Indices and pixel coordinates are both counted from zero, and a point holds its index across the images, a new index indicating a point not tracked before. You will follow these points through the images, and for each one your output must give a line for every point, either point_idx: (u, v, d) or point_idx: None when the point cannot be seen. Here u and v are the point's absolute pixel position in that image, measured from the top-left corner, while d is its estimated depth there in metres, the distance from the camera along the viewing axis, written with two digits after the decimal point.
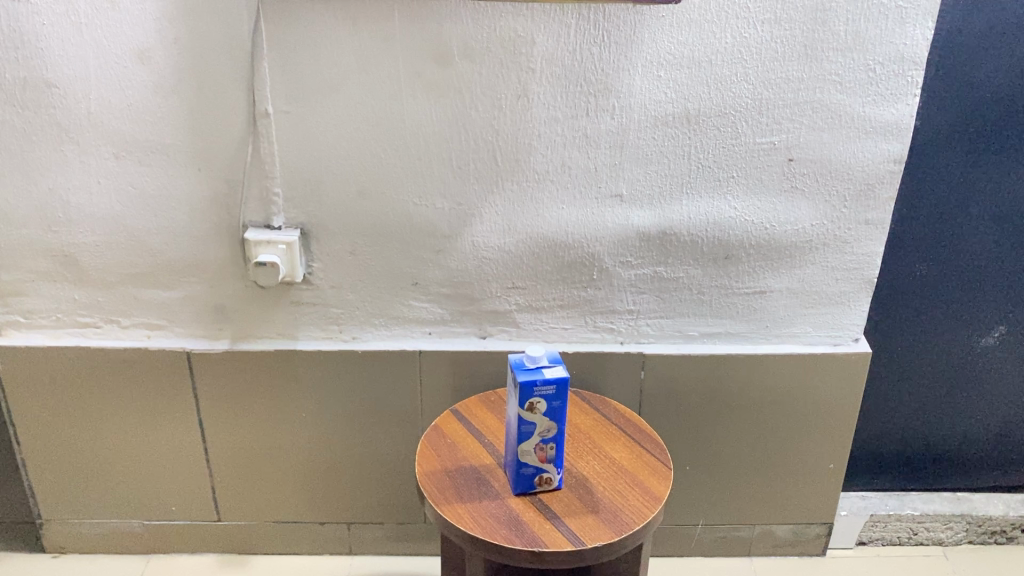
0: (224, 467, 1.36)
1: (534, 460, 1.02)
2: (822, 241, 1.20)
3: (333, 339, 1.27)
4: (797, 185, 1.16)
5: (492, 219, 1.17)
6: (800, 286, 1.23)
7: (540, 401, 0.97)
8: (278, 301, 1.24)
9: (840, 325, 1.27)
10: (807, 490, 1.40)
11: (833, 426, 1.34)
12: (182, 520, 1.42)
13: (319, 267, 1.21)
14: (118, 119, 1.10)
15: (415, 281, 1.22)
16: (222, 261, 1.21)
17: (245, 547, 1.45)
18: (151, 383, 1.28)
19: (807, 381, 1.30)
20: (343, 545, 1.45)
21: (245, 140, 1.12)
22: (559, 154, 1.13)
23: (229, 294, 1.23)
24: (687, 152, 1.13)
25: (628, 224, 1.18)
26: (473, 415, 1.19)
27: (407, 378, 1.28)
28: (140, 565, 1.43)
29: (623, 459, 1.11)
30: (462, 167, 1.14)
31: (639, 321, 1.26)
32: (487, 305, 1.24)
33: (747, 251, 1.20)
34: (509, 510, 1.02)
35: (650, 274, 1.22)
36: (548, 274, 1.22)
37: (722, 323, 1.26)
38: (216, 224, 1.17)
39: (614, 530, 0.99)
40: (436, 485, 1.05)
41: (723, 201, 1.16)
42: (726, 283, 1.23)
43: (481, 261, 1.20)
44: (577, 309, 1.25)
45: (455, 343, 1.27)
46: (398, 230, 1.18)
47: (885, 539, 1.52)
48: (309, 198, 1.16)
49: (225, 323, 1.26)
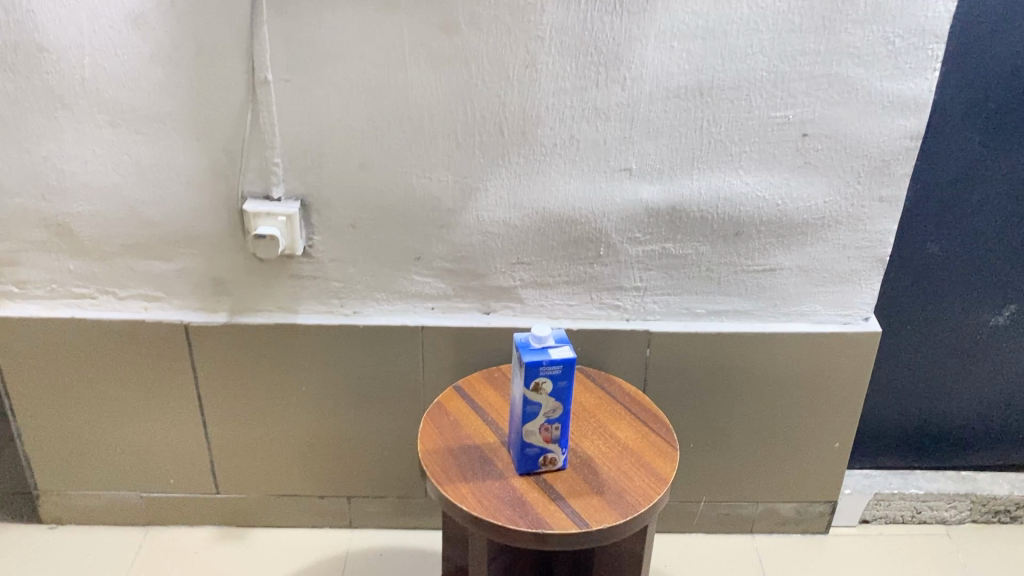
0: (223, 440, 1.34)
1: (539, 440, 1.00)
2: (835, 218, 1.17)
3: (334, 313, 1.25)
4: (810, 161, 1.13)
5: (497, 193, 1.14)
6: (811, 264, 1.21)
7: (546, 380, 0.96)
8: (277, 275, 1.21)
9: (850, 303, 1.25)
10: (812, 468, 1.39)
11: (840, 405, 1.32)
12: (180, 493, 1.40)
13: (319, 239, 1.18)
14: (113, 86, 1.07)
15: (418, 256, 1.19)
16: (221, 234, 1.18)
17: (244, 520, 1.44)
18: (148, 355, 1.26)
19: (814, 360, 1.28)
20: (343, 519, 1.44)
21: (245, 108, 1.08)
22: (568, 127, 1.10)
23: (227, 266, 1.21)
24: (699, 125, 1.10)
25: (637, 200, 1.15)
26: (475, 391, 1.16)
27: (409, 353, 1.26)
28: (138, 538, 1.42)
29: (629, 439, 1.09)
30: (467, 139, 1.10)
31: (646, 298, 1.24)
32: (490, 281, 1.22)
33: (758, 227, 1.17)
34: (513, 490, 1.00)
35: (659, 251, 1.19)
36: (554, 250, 1.19)
37: (731, 300, 1.24)
38: (214, 195, 1.15)
39: (620, 513, 0.97)
40: (438, 463, 1.04)
41: (735, 176, 1.14)
42: (735, 261, 1.20)
43: (486, 236, 1.17)
44: (583, 285, 1.22)
45: (458, 318, 1.25)
46: (401, 203, 1.15)
47: (889, 517, 1.50)
48: (309, 170, 1.13)
49: (223, 295, 1.23)
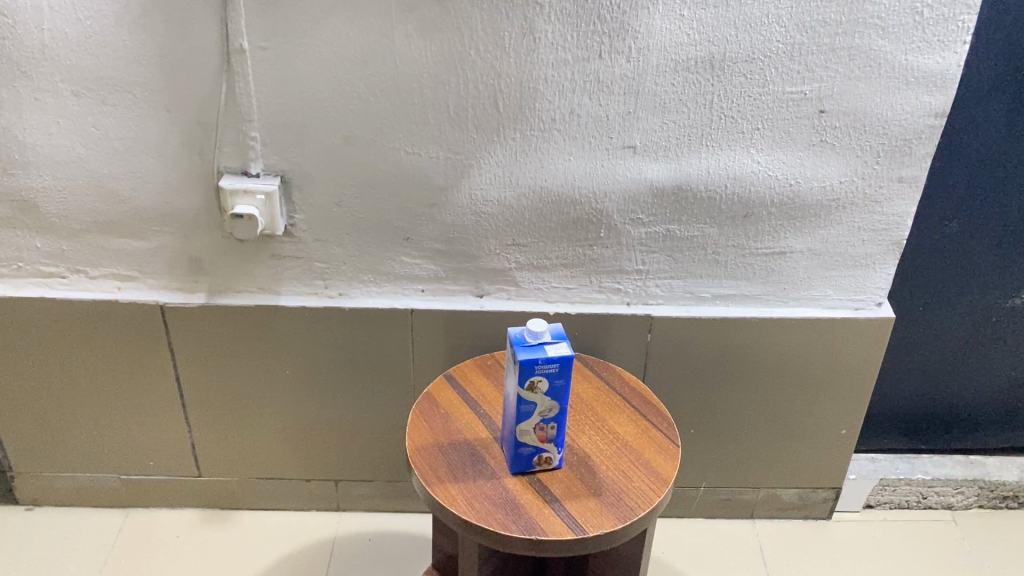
0: (203, 422, 1.29)
1: (534, 440, 0.95)
2: (850, 200, 1.10)
3: (318, 295, 1.18)
4: (827, 139, 1.05)
5: (493, 170, 1.07)
6: (823, 248, 1.14)
7: (542, 379, 0.90)
8: (257, 255, 1.14)
9: (863, 288, 1.18)
10: (817, 455, 1.34)
11: (848, 392, 1.26)
12: (160, 476, 1.35)
13: (302, 218, 1.11)
14: (75, 53, 0.98)
15: (407, 236, 1.12)
16: (197, 211, 1.10)
17: (228, 503, 1.39)
18: (123, 337, 1.20)
19: (823, 345, 1.22)
20: (331, 502, 1.39)
21: (220, 77, 1.00)
22: (568, 100, 1.02)
23: (204, 245, 1.13)
24: (709, 100, 1.02)
25: (641, 179, 1.08)
26: (467, 381, 1.10)
27: (398, 337, 1.19)
28: (119, 520, 1.37)
29: (628, 434, 1.03)
30: (459, 114, 1.03)
31: (648, 282, 1.17)
32: (484, 263, 1.15)
33: (769, 209, 1.10)
34: (505, 491, 0.95)
35: (663, 233, 1.12)
36: (551, 231, 1.12)
37: (738, 285, 1.17)
38: (189, 171, 1.07)
39: (618, 517, 0.92)
40: (428, 461, 0.98)
41: (746, 154, 1.06)
42: (743, 243, 1.13)
43: (479, 216, 1.10)
44: (582, 268, 1.15)
45: (450, 301, 1.18)
46: (389, 180, 1.07)
47: (893, 502, 1.46)
48: (290, 144, 1.05)
49: (200, 275, 1.16)
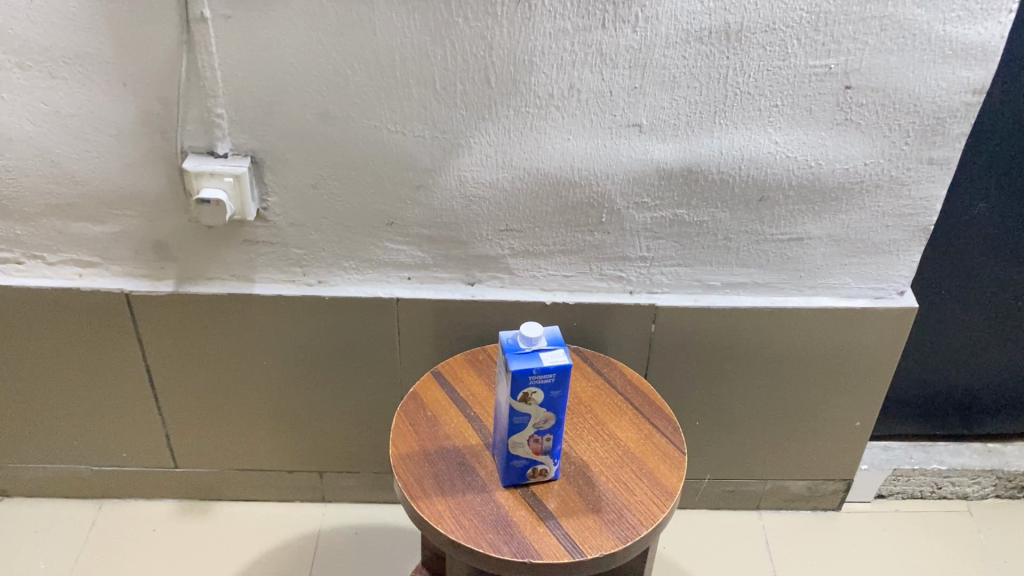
0: (177, 413, 1.21)
1: (528, 452, 0.87)
2: (875, 182, 1.00)
3: (296, 282, 1.09)
4: (852, 117, 0.95)
5: (484, 150, 0.97)
6: (844, 233, 1.05)
7: (536, 390, 0.82)
8: (228, 241, 1.05)
9: (885, 276, 1.09)
10: (828, 447, 1.26)
11: (864, 384, 1.18)
12: (135, 467, 1.28)
13: (276, 201, 1.01)
14: (16, 20, 0.87)
15: (391, 221, 1.03)
16: (161, 194, 1.01)
17: (207, 494, 1.32)
18: (87, 327, 1.11)
19: (838, 337, 1.13)
20: (316, 493, 1.32)
21: (179, 48, 0.90)
22: (567, 74, 0.92)
23: (171, 230, 1.04)
24: (723, 74, 0.92)
25: (647, 160, 0.98)
26: (457, 378, 1.02)
27: (383, 326, 1.11)
28: (92, 512, 1.31)
29: (630, 440, 0.95)
30: (447, 89, 0.93)
31: (653, 269, 1.08)
32: (475, 249, 1.06)
33: (786, 192, 1.01)
34: (496, 507, 0.87)
35: (669, 218, 1.03)
36: (548, 216, 1.03)
37: (750, 273, 1.08)
38: (150, 151, 0.97)
39: (618, 537, 0.85)
40: (413, 471, 0.91)
41: (763, 133, 0.96)
42: (757, 229, 1.04)
43: (469, 200, 1.01)
44: (582, 255, 1.06)
45: (439, 290, 1.09)
46: (371, 161, 0.98)
47: (906, 493, 1.39)
48: (260, 122, 0.95)
49: (168, 261, 1.07)
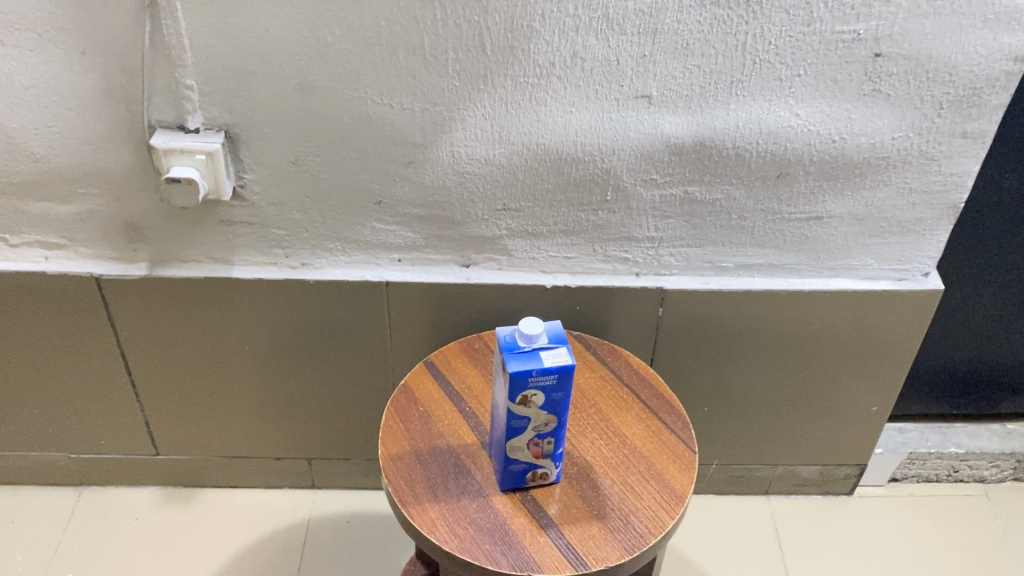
0: (156, 400, 1.15)
1: (527, 456, 0.81)
2: (903, 157, 0.93)
3: (278, 265, 1.02)
4: (881, 87, 0.87)
5: (479, 124, 0.89)
6: (868, 212, 0.97)
7: (537, 392, 0.75)
8: (203, 221, 0.97)
9: (909, 257, 1.02)
10: (843, 431, 1.20)
11: (882, 369, 1.12)
12: (114, 455, 1.22)
13: (253, 179, 0.93)
14: None
15: (379, 199, 0.95)
16: (128, 172, 0.93)
17: (192, 480, 1.26)
18: (56, 312, 1.04)
19: (857, 320, 1.06)
20: (305, 479, 1.26)
21: (141, 13, 0.81)
22: (570, 41, 0.83)
23: (141, 210, 0.96)
24: (741, 41, 0.83)
25: (657, 134, 0.90)
26: (451, 370, 0.96)
27: (372, 311, 1.04)
28: (71, 501, 1.25)
29: (637, 439, 0.89)
30: (438, 57, 0.84)
31: (661, 250, 1.01)
32: (470, 230, 0.98)
33: (807, 168, 0.93)
34: (494, 515, 0.81)
35: (680, 196, 0.95)
36: (549, 194, 0.95)
37: (765, 253, 1.01)
38: (115, 125, 0.89)
39: (625, 547, 0.79)
40: (403, 473, 0.84)
41: (783, 105, 0.88)
42: (775, 207, 0.97)
43: (463, 177, 0.93)
44: (585, 235, 0.99)
45: (431, 272, 1.02)
46: (356, 136, 0.90)
47: (921, 476, 1.33)
48: (234, 94, 0.86)
49: (140, 243, 1.00)
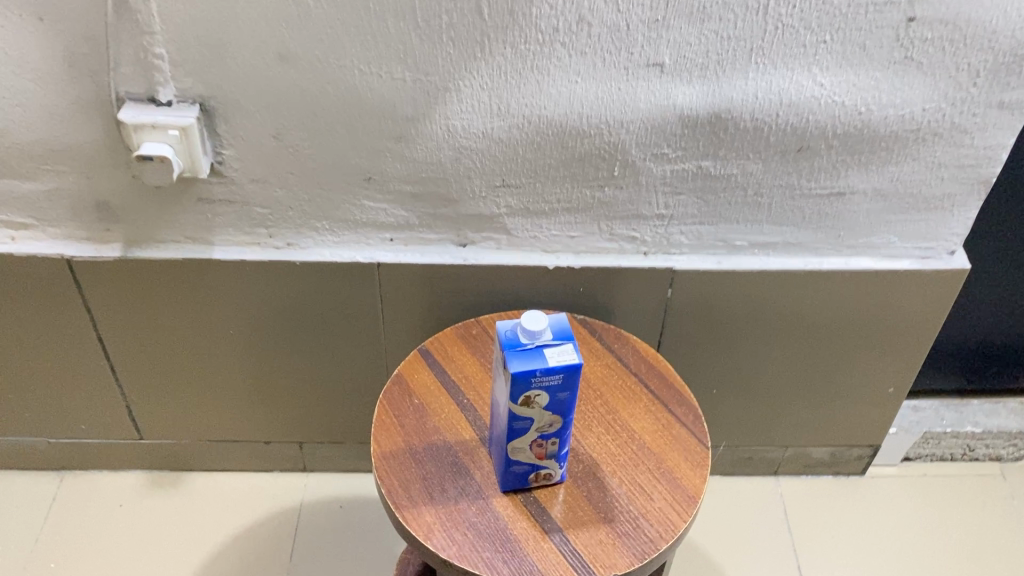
0: (137, 384, 1.09)
1: (530, 457, 0.75)
2: (933, 130, 0.86)
3: (261, 245, 0.95)
4: (914, 54, 0.80)
5: (476, 95, 0.82)
6: (892, 187, 0.91)
7: (540, 393, 0.69)
8: (180, 199, 0.90)
9: (934, 234, 0.96)
10: (857, 413, 1.15)
11: (901, 350, 1.06)
12: (97, 439, 1.16)
13: (232, 154, 0.86)
14: None
15: (368, 176, 0.88)
16: (97, 148, 0.85)
17: (178, 464, 1.21)
18: (28, 296, 0.98)
19: (877, 300, 1.01)
20: (296, 462, 1.21)
21: None
22: (576, 5, 0.75)
23: (112, 188, 0.89)
24: (763, 4, 0.76)
25: (668, 106, 0.83)
26: (448, 358, 0.90)
27: (363, 293, 0.98)
28: (52, 486, 1.20)
29: (646, 433, 0.84)
30: (430, 23, 0.76)
31: (671, 228, 0.94)
32: (467, 208, 0.92)
33: (830, 141, 0.86)
34: (494, 518, 0.76)
35: (693, 171, 0.89)
36: (552, 169, 0.88)
37: (781, 231, 0.95)
38: (79, 98, 0.81)
39: (634, 553, 0.74)
40: (397, 473, 0.79)
41: (806, 74, 0.81)
42: (794, 183, 0.90)
43: (459, 152, 0.86)
44: (590, 213, 0.92)
45: (425, 253, 0.96)
46: (342, 109, 0.83)
47: (935, 455, 1.29)
48: (208, 63, 0.79)
49: (113, 222, 0.93)
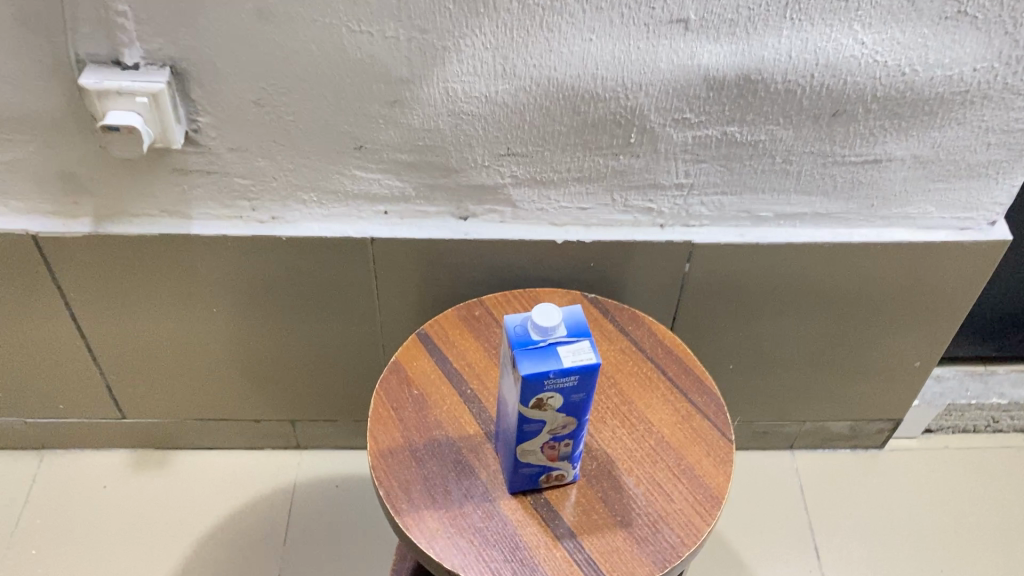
0: (117, 364, 1.02)
1: (540, 458, 0.69)
2: (983, 92, 0.77)
3: (245, 219, 0.87)
4: (969, 8, 0.71)
5: (478, 55, 0.73)
6: (933, 154, 0.83)
7: (554, 394, 0.63)
8: (153, 171, 0.82)
9: (975, 203, 0.88)
10: (880, 387, 1.09)
11: (931, 324, 1.00)
12: (78, 419, 1.10)
13: (209, 122, 0.78)
14: None
15: (360, 144, 0.80)
16: (58, 115, 0.77)
17: (165, 443, 1.15)
18: None
19: (909, 274, 0.94)
20: (289, 440, 1.15)
21: None
22: None
23: (78, 158, 0.81)
24: None
25: (692, 66, 0.75)
26: (449, 343, 0.83)
27: (357, 269, 0.91)
28: (32, 466, 1.14)
29: (664, 426, 0.77)
30: None
31: (690, 199, 0.87)
32: (469, 179, 0.84)
33: (869, 105, 0.78)
34: (502, 523, 0.70)
35: (716, 137, 0.81)
36: (562, 136, 0.80)
37: (810, 201, 0.87)
38: (35, 61, 0.73)
39: (654, 561, 0.68)
40: (396, 473, 0.73)
41: (846, 32, 0.73)
42: (826, 150, 0.82)
43: (460, 118, 0.78)
44: (604, 183, 0.85)
45: (423, 226, 0.88)
46: (329, 71, 0.74)
47: (958, 428, 1.24)
48: (178, 21, 0.70)
49: (81, 196, 0.85)
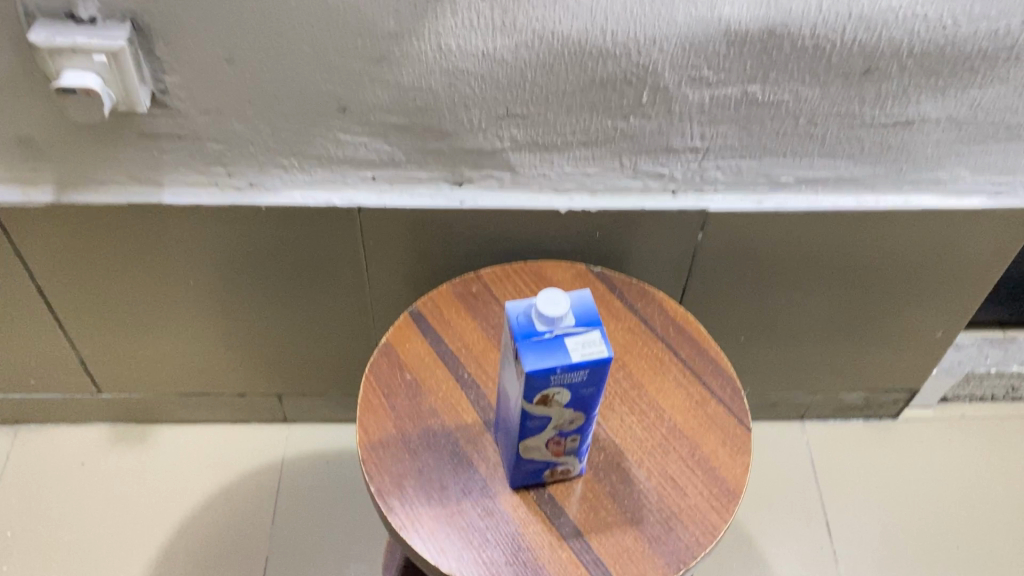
0: (90, 339, 0.96)
1: (544, 454, 0.63)
2: None
3: (221, 186, 0.80)
4: None
5: (475, 7, 0.65)
6: (970, 115, 0.76)
7: (561, 389, 0.57)
8: (118, 136, 0.75)
9: (1012, 167, 0.82)
10: (897, 357, 1.04)
11: (955, 293, 0.94)
12: (53, 394, 1.04)
13: (177, 81, 0.70)
14: None
15: (344, 106, 0.73)
16: (7, 75, 0.69)
17: (146, 417, 1.10)
18: None
19: (936, 242, 0.87)
20: (276, 413, 1.10)
21: None
22: None
23: (34, 122, 0.73)
24: None
25: (713, 20, 0.67)
26: (444, 322, 0.77)
27: (344, 239, 0.84)
28: (7, 442, 1.08)
29: (677, 413, 0.72)
30: None
31: (705, 163, 0.80)
32: (465, 143, 0.77)
33: (904, 62, 0.71)
34: (503, 522, 0.65)
35: (736, 97, 0.73)
36: (566, 96, 0.73)
37: (834, 165, 0.81)
38: None
39: (666, 563, 0.63)
40: (388, 467, 0.67)
41: None
42: (854, 111, 0.75)
43: (454, 78, 0.71)
44: (611, 146, 0.78)
45: (415, 194, 0.81)
46: (308, 26, 0.66)
47: (974, 395, 1.19)
48: None
49: (40, 163, 0.78)
